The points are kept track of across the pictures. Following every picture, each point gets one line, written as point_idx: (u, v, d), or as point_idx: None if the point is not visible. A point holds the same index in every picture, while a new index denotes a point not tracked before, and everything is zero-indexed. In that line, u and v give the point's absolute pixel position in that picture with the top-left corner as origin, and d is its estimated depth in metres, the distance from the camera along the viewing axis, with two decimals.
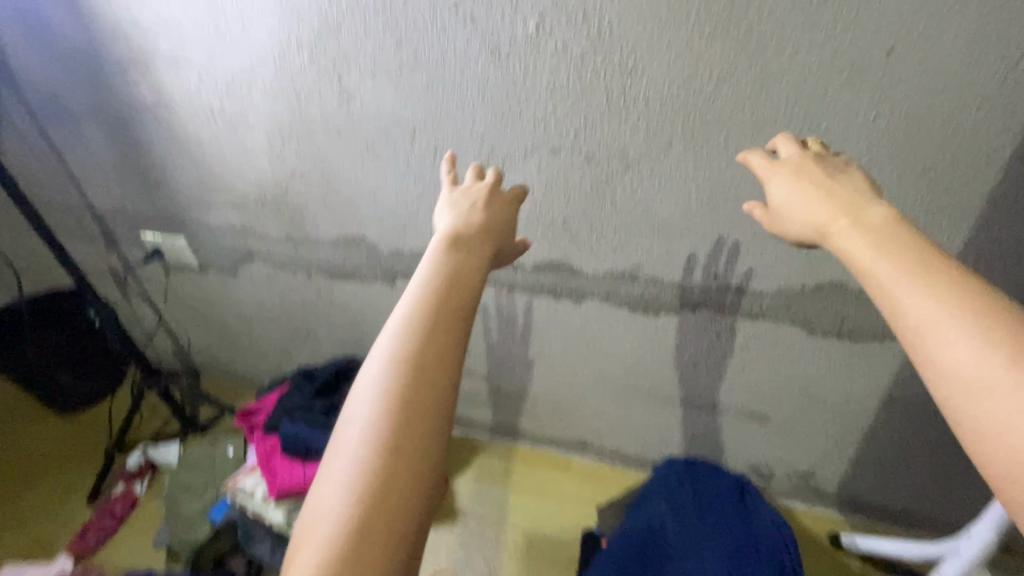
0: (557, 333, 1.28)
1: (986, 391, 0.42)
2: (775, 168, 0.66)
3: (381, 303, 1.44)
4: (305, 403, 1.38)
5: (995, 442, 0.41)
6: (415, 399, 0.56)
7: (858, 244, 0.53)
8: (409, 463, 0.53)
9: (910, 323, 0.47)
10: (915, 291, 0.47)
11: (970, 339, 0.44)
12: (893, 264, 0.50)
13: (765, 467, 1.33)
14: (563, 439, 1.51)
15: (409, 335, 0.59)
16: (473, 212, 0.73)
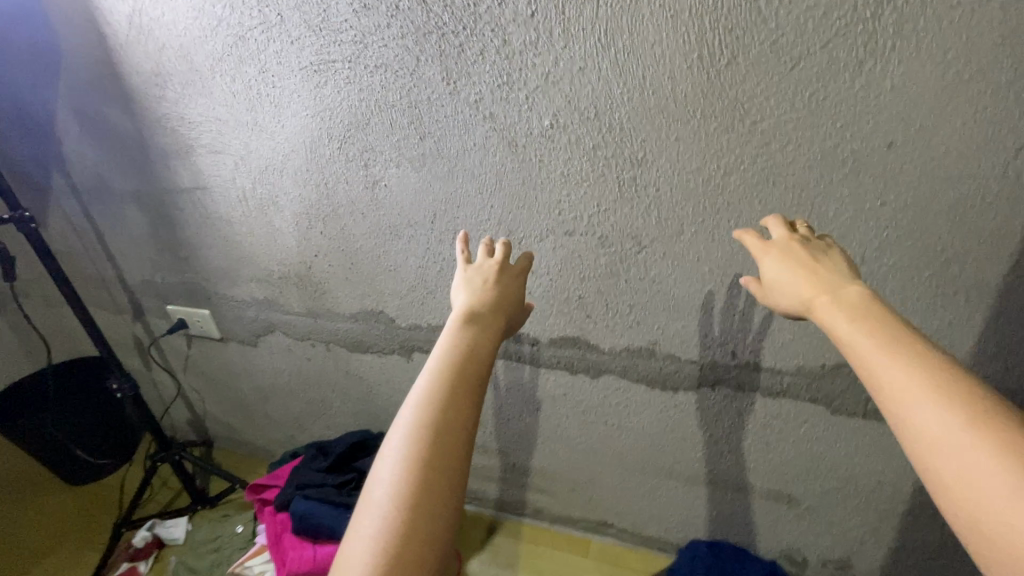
0: (574, 408, 1.26)
1: (960, 460, 0.46)
2: (767, 245, 0.72)
3: (397, 375, 1.44)
4: (318, 477, 1.37)
5: (967, 511, 0.45)
6: (434, 478, 0.56)
7: (841, 321, 0.58)
8: (425, 546, 0.53)
9: (890, 397, 0.51)
10: (895, 367, 0.52)
11: (945, 415, 0.48)
12: (879, 347, 0.54)
13: (797, 554, 1.26)
14: (582, 518, 1.45)
15: (428, 412, 0.60)
16: (484, 288, 0.75)
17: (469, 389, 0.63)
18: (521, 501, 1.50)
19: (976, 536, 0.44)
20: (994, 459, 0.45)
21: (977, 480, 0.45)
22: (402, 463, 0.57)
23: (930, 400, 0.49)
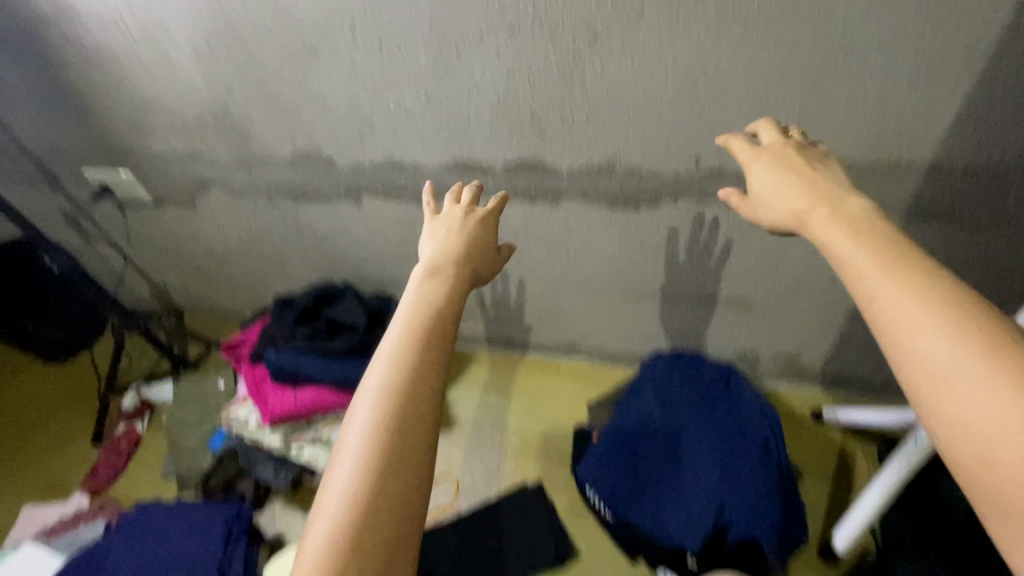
0: (535, 238, 1.22)
1: (976, 394, 0.39)
2: (758, 155, 0.66)
3: (349, 223, 1.36)
4: (287, 329, 1.37)
5: (982, 457, 0.38)
6: (405, 440, 0.49)
7: (839, 235, 0.51)
8: (401, 522, 0.46)
9: (893, 326, 0.43)
10: (904, 290, 0.44)
11: (962, 344, 0.41)
12: (881, 267, 0.46)
13: (751, 354, 1.33)
14: (551, 344, 1.50)
15: (397, 371, 0.52)
16: (455, 238, 0.70)
17: (441, 340, 0.55)
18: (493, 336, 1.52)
19: (992, 483, 0.38)
20: (1016, 392, 0.38)
21: (992, 418, 0.38)
22: (366, 427, 0.49)
23: (942, 327, 0.42)
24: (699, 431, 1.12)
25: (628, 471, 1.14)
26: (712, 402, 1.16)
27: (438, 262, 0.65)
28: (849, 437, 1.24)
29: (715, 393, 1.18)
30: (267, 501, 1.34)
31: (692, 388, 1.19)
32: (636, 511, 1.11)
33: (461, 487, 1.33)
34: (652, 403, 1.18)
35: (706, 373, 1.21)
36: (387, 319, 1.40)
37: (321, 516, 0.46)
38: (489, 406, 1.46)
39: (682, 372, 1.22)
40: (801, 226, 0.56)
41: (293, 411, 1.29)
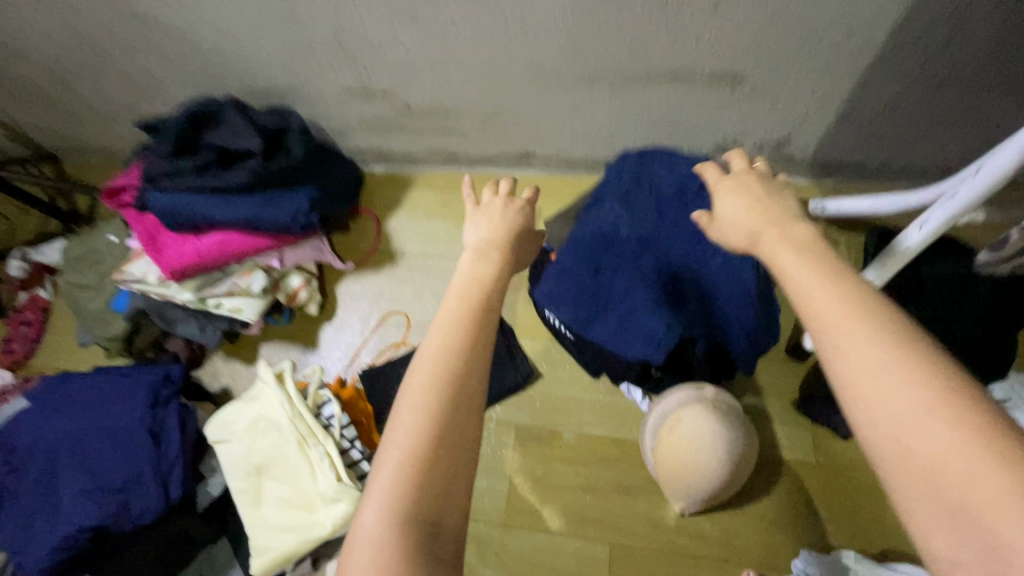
0: (460, 4, 0.89)
1: (881, 377, 0.39)
2: (725, 180, 0.59)
3: (201, 7, 0.98)
4: (164, 165, 1.08)
5: (891, 449, 0.37)
6: (464, 404, 0.52)
7: (780, 250, 0.49)
8: (456, 479, 0.50)
9: (814, 328, 0.43)
10: (819, 288, 0.44)
11: (875, 334, 0.41)
12: (807, 267, 0.46)
13: (734, 145, 1.11)
14: (502, 154, 1.26)
15: (459, 339, 0.55)
16: (507, 225, 0.70)
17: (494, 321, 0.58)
18: (432, 148, 1.28)
19: (906, 483, 0.36)
20: (917, 379, 0.38)
21: (898, 405, 0.38)
22: (431, 384, 0.52)
23: (859, 317, 0.42)
24: (670, 238, 0.97)
25: (588, 287, 0.99)
26: (685, 203, 0.99)
27: (491, 244, 0.66)
28: (832, 232, 1.10)
29: (689, 191, 0.99)
30: (205, 359, 1.24)
31: (662, 190, 1.01)
32: (597, 324, 0.98)
33: (411, 323, 1.20)
34: (616, 211, 1.01)
35: (677, 170, 1.01)
36: (292, 144, 1.13)
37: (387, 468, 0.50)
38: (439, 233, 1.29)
39: (650, 174, 1.02)
40: (752, 246, 0.53)
41: (201, 263, 1.09)
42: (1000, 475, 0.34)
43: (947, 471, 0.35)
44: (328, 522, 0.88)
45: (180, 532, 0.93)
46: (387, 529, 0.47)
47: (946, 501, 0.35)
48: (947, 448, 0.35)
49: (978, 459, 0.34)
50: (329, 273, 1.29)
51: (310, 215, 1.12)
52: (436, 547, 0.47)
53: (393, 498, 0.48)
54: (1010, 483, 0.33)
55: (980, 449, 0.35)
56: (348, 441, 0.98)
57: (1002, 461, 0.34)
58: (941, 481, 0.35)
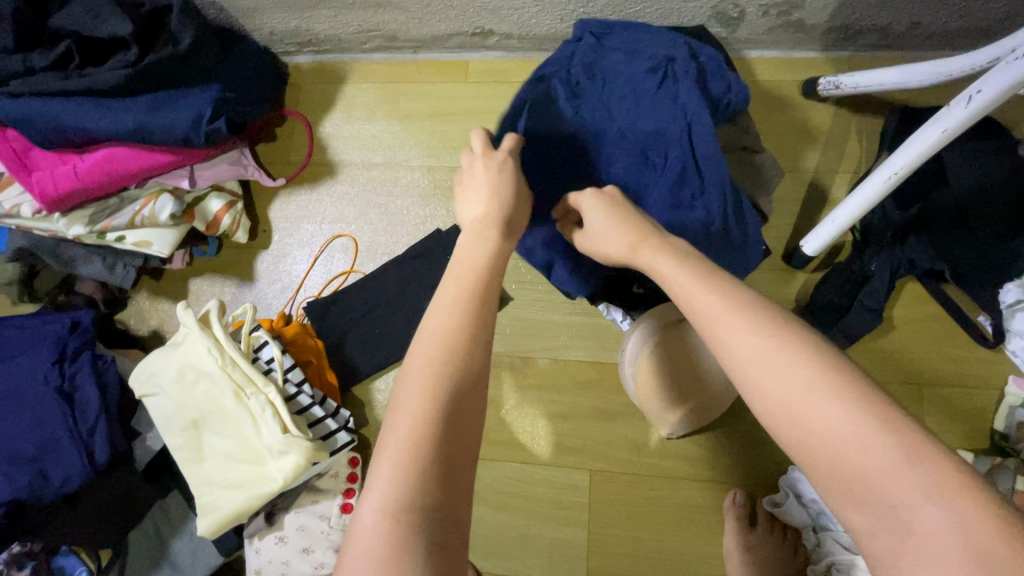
0: None
1: (767, 366, 0.41)
2: (591, 198, 0.63)
3: None
4: (8, 63, 0.85)
5: (786, 419, 0.40)
6: (470, 389, 0.48)
7: (658, 265, 0.53)
8: (458, 467, 0.45)
9: (706, 333, 0.46)
10: (702, 288, 0.47)
11: (756, 327, 0.43)
12: (691, 276, 0.49)
13: (733, 9, 0.89)
14: (451, 31, 1.02)
15: (452, 326, 0.51)
16: (504, 182, 0.64)
17: (493, 304, 0.53)
18: (362, 27, 1.03)
19: (811, 467, 0.39)
20: (799, 362, 0.40)
21: (785, 385, 0.40)
22: (428, 378, 0.48)
23: (744, 315, 0.44)
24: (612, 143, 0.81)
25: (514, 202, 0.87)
26: (640, 98, 0.82)
27: (493, 214, 0.62)
28: (843, 116, 0.95)
29: (646, 87, 0.82)
30: (126, 299, 1.08)
31: (613, 86, 0.84)
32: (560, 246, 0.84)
33: (360, 247, 1.05)
34: (564, 105, 0.84)
35: (633, 65, 0.83)
36: (176, 28, 0.87)
37: (386, 462, 0.44)
38: (382, 138, 1.09)
39: (605, 69, 0.85)
40: (630, 256, 0.57)
41: (85, 190, 0.88)
42: (882, 441, 0.37)
43: (838, 442, 0.38)
44: (278, 476, 0.78)
45: (119, 495, 0.85)
46: (386, 524, 0.41)
47: (852, 474, 0.37)
48: (838, 417, 0.38)
49: (858, 423, 0.37)
50: (257, 191, 1.10)
51: (213, 122, 0.89)
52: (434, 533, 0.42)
53: (398, 485, 0.43)
54: (892, 447, 0.36)
55: (862, 414, 0.38)
56: (294, 386, 0.85)
57: (888, 422, 0.37)
58: (835, 462, 0.38)
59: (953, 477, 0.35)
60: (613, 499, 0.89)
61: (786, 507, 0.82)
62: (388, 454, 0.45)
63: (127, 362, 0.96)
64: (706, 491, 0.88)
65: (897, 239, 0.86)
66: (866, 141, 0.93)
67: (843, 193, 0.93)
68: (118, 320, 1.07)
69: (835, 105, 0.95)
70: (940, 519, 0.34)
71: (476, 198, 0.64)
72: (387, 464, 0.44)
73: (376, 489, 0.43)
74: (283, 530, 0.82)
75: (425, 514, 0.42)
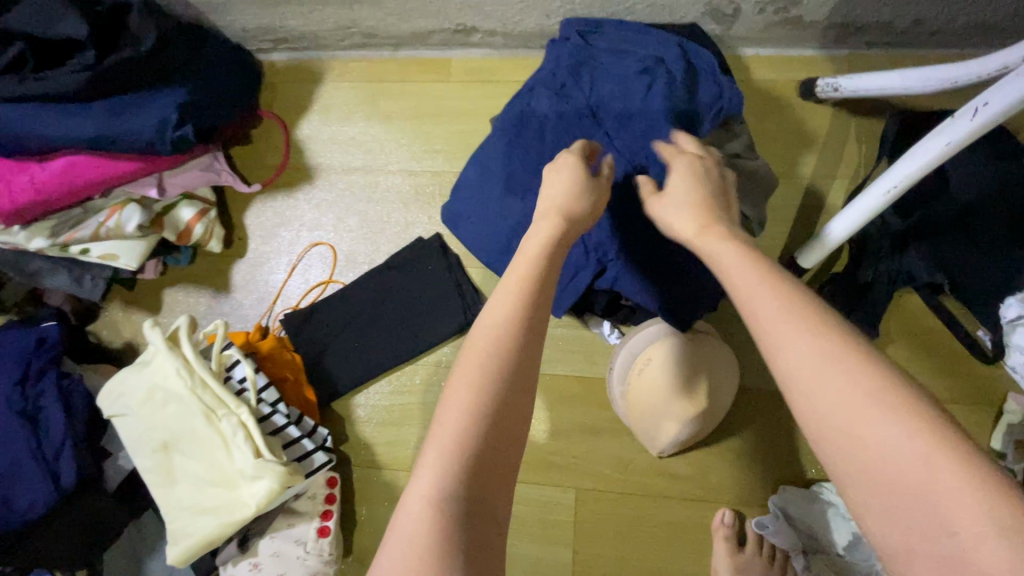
0: None
1: (826, 369, 0.38)
2: (677, 173, 0.59)
3: None
4: None
5: (840, 428, 0.37)
6: (522, 383, 0.46)
7: (722, 254, 0.49)
8: (506, 462, 0.43)
9: (754, 332, 0.43)
10: (765, 285, 0.44)
11: (819, 329, 0.40)
12: (752, 271, 0.46)
13: (727, 6, 0.85)
14: (432, 29, 0.97)
15: (510, 317, 0.48)
16: (570, 174, 0.61)
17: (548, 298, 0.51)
18: (338, 24, 0.98)
19: (849, 483, 0.37)
20: (855, 370, 0.38)
21: (842, 392, 0.37)
22: (483, 361, 0.46)
23: (807, 317, 0.41)
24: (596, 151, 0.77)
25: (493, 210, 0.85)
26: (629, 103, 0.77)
27: (554, 205, 0.58)
28: (842, 118, 0.90)
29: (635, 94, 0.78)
30: (98, 310, 1.04)
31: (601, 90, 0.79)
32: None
33: (339, 257, 1.01)
34: (546, 106, 0.81)
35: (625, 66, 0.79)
36: (137, 30, 0.83)
37: (432, 453, 0.43)
38: (361, 140, 1.04)
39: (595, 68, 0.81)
40: (698, 237, 0.52)
41: (45, 201, 0.83)
42: (947, 464, 0.33)
43: (896, 458, 0.35)
44: (251, 502, 0.75)
45: (88, 517, 0.82)
46: (429, 514, 0.40)
47: (900, 495, 0.34)
48: (897, 432, 0.35)
49: (920, 441, 0.34)
50: (232, 196, 1.05)
51: (179, 128, 0.84)
52: (475, 531, 0.40)
53: (443, 476, 0.41)
54: (949, 472, 0.33)
55: (923, 433, 0.35)
56: (268, 405, 0.83)
57: (950, 445, 0.34)
58: (879, 480, 0.35)
59: (1017, 505, 0.32)
60: (600, 517, 0.87)
61: (774, 529, 0.80)
62: (436, 441, 0.43)
63: (96, 378, 0.93)
64: (697, 509, 0.85)
65: (895, 249, 0.81)
66: (865, 145, 0.89)
67: (841, 200, 0.89)
68: (90, 331, 1.04)
69: (834, 107, 0.91)
70: (1008, 557, 0.30)
71: (561, 180, 0.61)
72: (434, 451, 0.43)
73: (422, 476, 0.42)
74: (257, 557, 0.80)
75: (466, 511, 0.40)
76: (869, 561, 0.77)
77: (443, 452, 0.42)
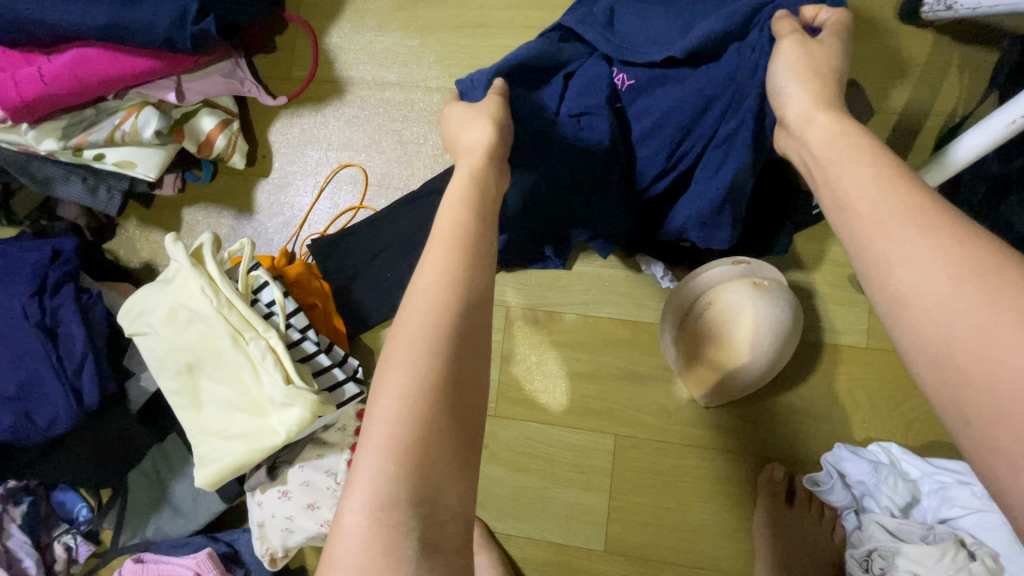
0: None
1: (950, 293, 0.33)
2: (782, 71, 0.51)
3: None
4: None
5: (968, 359, 0.32)
6: (464, 357, 0.40)
7: (834, 161, 0.43)
8: (457, 455, 0.37)
9: (866, 252, 0.38)
10: (883, 197, 0.38)
11: (943, 249, 0.34)
12: (867, 181, 0.40)
13: None
14: None
15: (441, 287, 0.41)
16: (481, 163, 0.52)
17: (487, 257, 0.44)
18: None
19: (972, 420, 0.31)
20: (1008, 292, 0.31)
21: (971, 318, 0.32)
22: (417, 343, 0.39)
23: (931, 233, 0.35)
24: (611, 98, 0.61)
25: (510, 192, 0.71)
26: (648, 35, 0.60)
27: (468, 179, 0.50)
28: (945, 47, 0.80)
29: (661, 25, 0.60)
30: (115, 228, 0.99)
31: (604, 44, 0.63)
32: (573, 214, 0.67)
33: (370, 180, 0.93)
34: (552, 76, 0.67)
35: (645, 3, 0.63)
36: None
37: (365, 455, 0.37)
38: (396, 53, 0.94)
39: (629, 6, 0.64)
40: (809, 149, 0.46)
41: (57, 97, 0.76)
42: None
43: None
44: (280, 429, 0.71)
45: (114, 435, 0.80)
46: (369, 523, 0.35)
47: None
48: None
49: None
50: (256, 111, 0.97)
51: (201, 21, 0.75)
52: (428, 533, 0.35)
53: (379, 478, 0.36)
54: None
55: None
56: (297, 331, 0.78)
57: None
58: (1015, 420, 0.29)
59: None
60: (638, 465, 0.83)
61: (829, 487, 0.76)
62: (372, 438, 0.37)
63: (115, 296, 0.88)
64: (742, 464, 0.81)
65: (991, 198, 0.73)
66: (969, 77, 0.79)
67: (933, 141, 0.80)
68: (106, 250, 0.98)
69: (937, 32, 0.80)
70: None
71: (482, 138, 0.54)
72: (370, 450, 0.37)
73: (355, 484, 0.36)
74: (286, 485, 0.78)
75: (417, 512, 0.35)
76: (928, 524, 0.73)
77: (376, 450, 0.36)
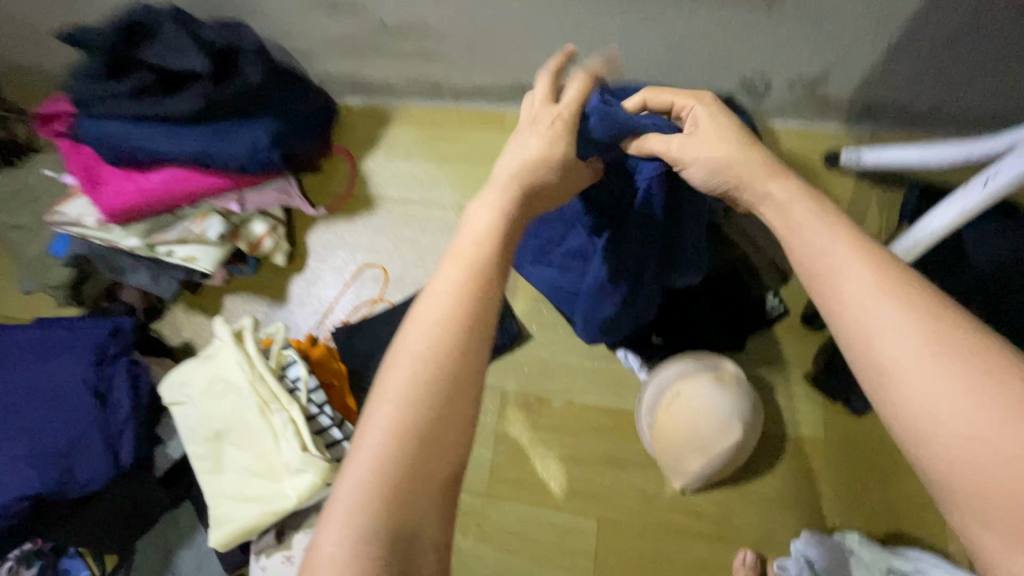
0: None
1: (922, 374, 0.34)
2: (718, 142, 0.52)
3: None
4: (98, 88, 0.93)
5: (948, 444, 0.33)
6: (464, 394, 0.39)
7: (813, 227, 0.43)
8: (444, 487, 0.37)
9: (843, 321, 0.38)
10: (862, 270, 0.39)
11: (917, 326, 0.35)
12: (847, 254, 0.40)
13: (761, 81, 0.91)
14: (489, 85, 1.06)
15: (448, 320, 0.40)
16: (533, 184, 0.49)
17: (503, 285, 0.42)
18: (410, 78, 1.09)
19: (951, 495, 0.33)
20: (983, 372, 0.33)
21: (950, 403, 0.33)
22: (419, 377, 0.38)
23: (915, 309, 0.36)
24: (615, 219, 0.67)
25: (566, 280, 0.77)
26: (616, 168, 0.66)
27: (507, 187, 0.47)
28: (863, 189, 0.98)
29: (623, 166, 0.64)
30: (163, 309, 1.13)
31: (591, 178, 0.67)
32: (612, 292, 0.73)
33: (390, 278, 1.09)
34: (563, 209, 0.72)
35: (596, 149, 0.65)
36: (245, 64, 0.95)
37: (348, 485, 0.36)
38: (420, 177, 1.15)
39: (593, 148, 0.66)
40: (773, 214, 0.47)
41: (146, 204, 0.96)
42: None
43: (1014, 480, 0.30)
44: (292, 495, 0.79)
45: (132, 500, 0.86)
46: (351, 557, 0.34)
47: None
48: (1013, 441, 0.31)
49: None
50: (299, 219, 1.16)
51: (270, 152, 0.97)
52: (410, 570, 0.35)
53: (358, 509, 0.35)
54: None
55: None
56: (316, 406, 0.88)
57: None
58: (999, 489, 0.31)
59: None
60: (619, 548, 0.88)
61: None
62: (354, 469, 0.36)
63: (158, 370, 1.00)
64: (715, 549, 0.86)
65: None
66: (886, 213, 0.97)
67: None
68: (152, 328, 1.12)
69: (856, 178, 0.99)
70: None
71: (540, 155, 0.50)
72: (350, 482, 0.36)
73: (334, 514, 0.35)
74: (290, 550, 0.83)
75: (400, 546, 0.35)
76: None
77: (362, 483, 0.35)
